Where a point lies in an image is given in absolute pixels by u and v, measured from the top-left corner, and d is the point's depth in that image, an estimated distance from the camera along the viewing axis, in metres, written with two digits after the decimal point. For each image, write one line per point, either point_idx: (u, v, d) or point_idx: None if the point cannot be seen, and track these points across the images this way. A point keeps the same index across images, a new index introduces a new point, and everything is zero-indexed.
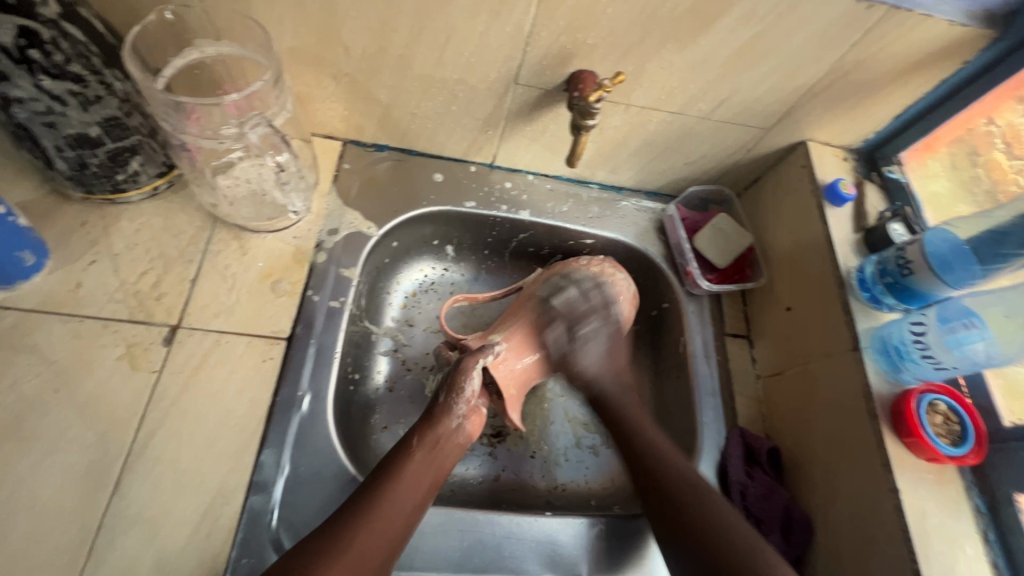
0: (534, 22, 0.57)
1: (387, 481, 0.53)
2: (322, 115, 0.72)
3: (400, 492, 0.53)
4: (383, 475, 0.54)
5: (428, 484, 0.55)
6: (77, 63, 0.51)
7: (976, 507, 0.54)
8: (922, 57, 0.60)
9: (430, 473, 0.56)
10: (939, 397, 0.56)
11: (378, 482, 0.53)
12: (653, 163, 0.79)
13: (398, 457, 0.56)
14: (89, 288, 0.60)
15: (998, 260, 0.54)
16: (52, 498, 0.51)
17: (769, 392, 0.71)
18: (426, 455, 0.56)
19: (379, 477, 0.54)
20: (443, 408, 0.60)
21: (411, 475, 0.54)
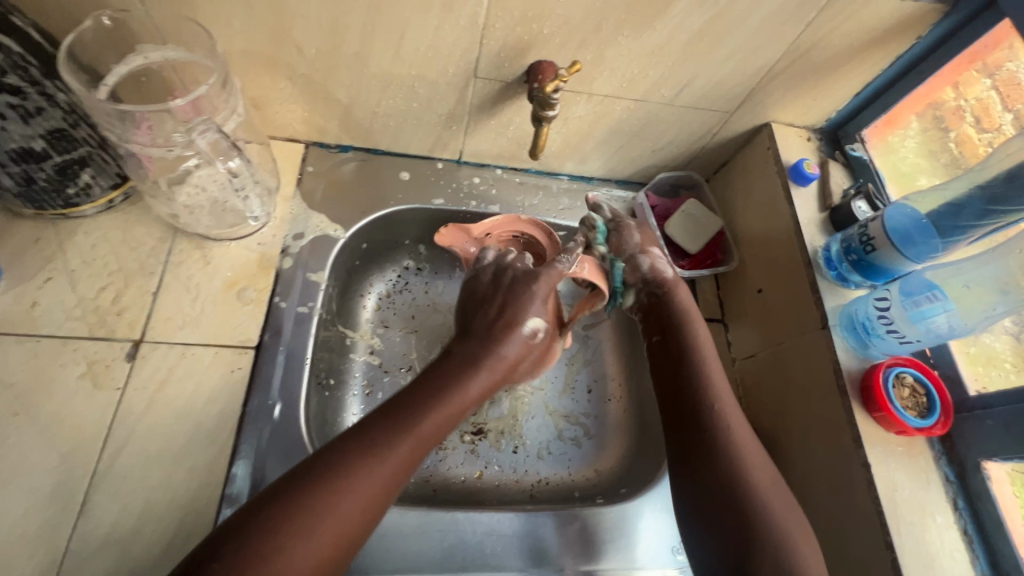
0: (488, 14, 0.56)
1: (405, 429, 0.48)
2: (281, 117, 0.70)
3: (412, 447, 0.48)
4: (402, 418, 0.49)
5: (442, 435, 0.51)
6: (14, 75, 0.49)
7: (945, 477, 0.55)
8: (877, 34, 0.60)
9: (448, 424, 0.51)
10: (906, 370, 0.57)
11: (391, 431, 0.48)
12: (621, 151, 0.78)
13: (429, 400, 0.51)
14: (45, 307, 0.59)
15: (956, 232, 0.55)
16: (17, 523, 0.50)
17: (745, 374, 0.72)
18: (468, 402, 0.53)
19: (396, 419, 0.48)
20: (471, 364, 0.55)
21: (430, 427, 0.50)
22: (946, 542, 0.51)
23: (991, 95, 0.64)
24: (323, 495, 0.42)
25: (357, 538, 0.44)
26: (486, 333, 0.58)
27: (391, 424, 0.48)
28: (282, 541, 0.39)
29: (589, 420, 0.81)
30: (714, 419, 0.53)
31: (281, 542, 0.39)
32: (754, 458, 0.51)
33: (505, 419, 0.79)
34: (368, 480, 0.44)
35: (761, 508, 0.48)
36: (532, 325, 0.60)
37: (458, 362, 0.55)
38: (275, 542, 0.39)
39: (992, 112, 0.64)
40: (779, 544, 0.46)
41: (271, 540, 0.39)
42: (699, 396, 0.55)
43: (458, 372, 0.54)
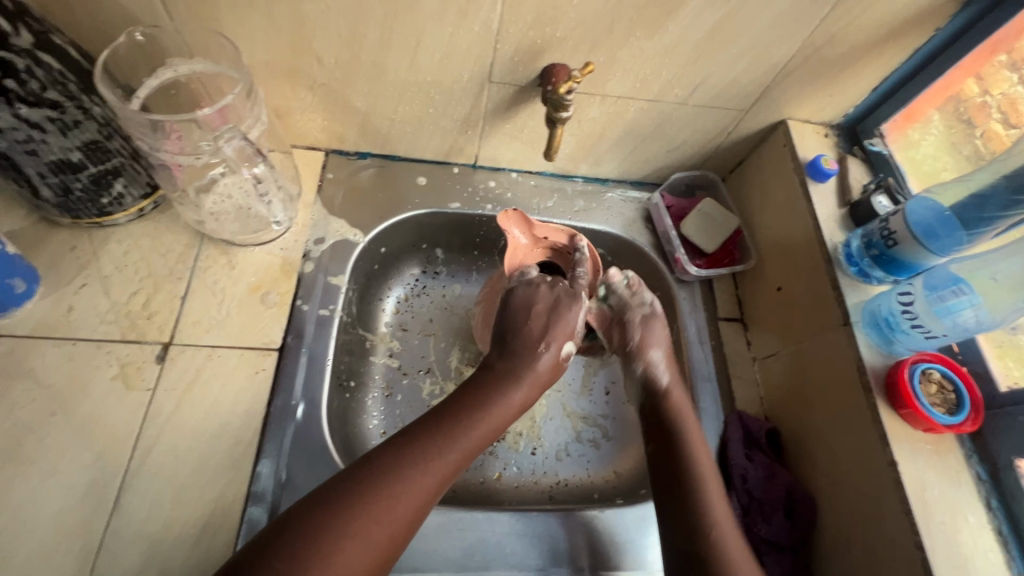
0: (501, 19, 0.58)
1: (455, 436, 0.50)
2: (302, 126, 0.73)
3: (459, 456, 0.50)
4: (452, 425, 0.51)
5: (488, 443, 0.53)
6: (53, 90, 0.51)
7: (977, 475, 0.53)
8: (893, 27, 0.60)
9: (493, 432, 0.54)
10: (932, 366, 0.55)
11: (445, 437, 0.50)
12: (636, 152, 0.79)
13: (474, 414, 0.53)
14: (80, 311, 0.61)
15: (981, 224, 0.54)
16: (54, 519, 0.52)
17: (766, 373, 0.71)
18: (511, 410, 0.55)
19: (448, 425, 0.51)
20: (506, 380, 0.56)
21: (473, 438, 0.52)
22: (979, 542, 0.50)
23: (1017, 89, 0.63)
24: (372, 495, 0.44)
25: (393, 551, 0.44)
26: (526, 342, 0.59)
27: (443, 431, 0.50)
28: (338, 536, 0.41)
29: (607, 422, 0.81)
30: (687, 479, 0.55)
31: (337, 536, 0.41)
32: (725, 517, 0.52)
33: (523, 420, 0.79)
34: (421, 483, 0.47)
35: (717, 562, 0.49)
36: (567, 348, 0.60)
37: (504, 372, 0.57)
38: (329, 532, 0.41)
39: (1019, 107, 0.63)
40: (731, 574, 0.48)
41: (325, 529, 0.41)
42: (687, 459, 0.56)
43: (500, 381, 0.56)
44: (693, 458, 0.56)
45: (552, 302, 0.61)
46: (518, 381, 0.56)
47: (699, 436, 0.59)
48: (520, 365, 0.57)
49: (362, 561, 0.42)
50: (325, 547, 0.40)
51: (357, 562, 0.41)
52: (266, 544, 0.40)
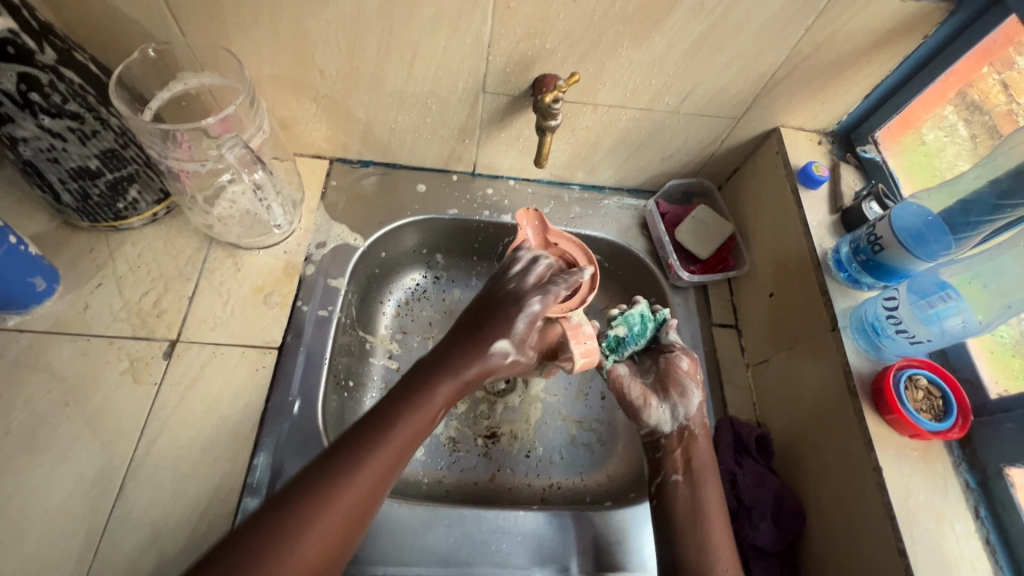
0: (492, 32, 0.60)
1: (380, 439, 0.50)
2: (307, 136, 0.76)
3: (385, 457, 0.49)
4: (387, 418, 0.51)
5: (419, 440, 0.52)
6: (74, 102, 0.55)
7: (965, 483, 0.52)
8: (881, 35, 0.60)
9: (423, 429, 0.53)
10: (920, 372, 0.55)
11: (369, 442, 0.49)
12: (630, 160, 0.80)
13: (411, 401, 0.53)
14: (95, 309, 0.65)
15: (968, 228, 0.55)
16: (62, 503, 0.55)
17: (758, 379, 0.71)
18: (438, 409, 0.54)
19: (383, 421, 0.51)
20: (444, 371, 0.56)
21: (413, 426, 0.52)
22: (965, 551, 0.49)
23: None
24: (300, 516, 0.44)
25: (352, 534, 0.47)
26: (464, 344, 0.58)
27: (383, 420, 0.51)
28: (272, 553, 0.42)
29: (601, 427, 0.81)
30: (693, 530, 0.57)
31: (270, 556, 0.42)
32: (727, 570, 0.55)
33: (518, 423, 0.80)
34: (348, 492, 0.46)
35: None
36: (500, 346, 0.58)
37: (432, 370, 0.56)
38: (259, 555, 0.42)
39: None
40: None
41: (257, 553, 0.42)
42: (700, 513, 0.58)
43: (427, 381, 0.55)
44: (705, 512, 0.58)
45: (495, 312, 0.60)
46: (443, 381, 0.55)
47: (716, 486, 0.60)
48: (449, 366, 0.56)
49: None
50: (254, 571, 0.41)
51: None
52: (216, 549, 0.42)
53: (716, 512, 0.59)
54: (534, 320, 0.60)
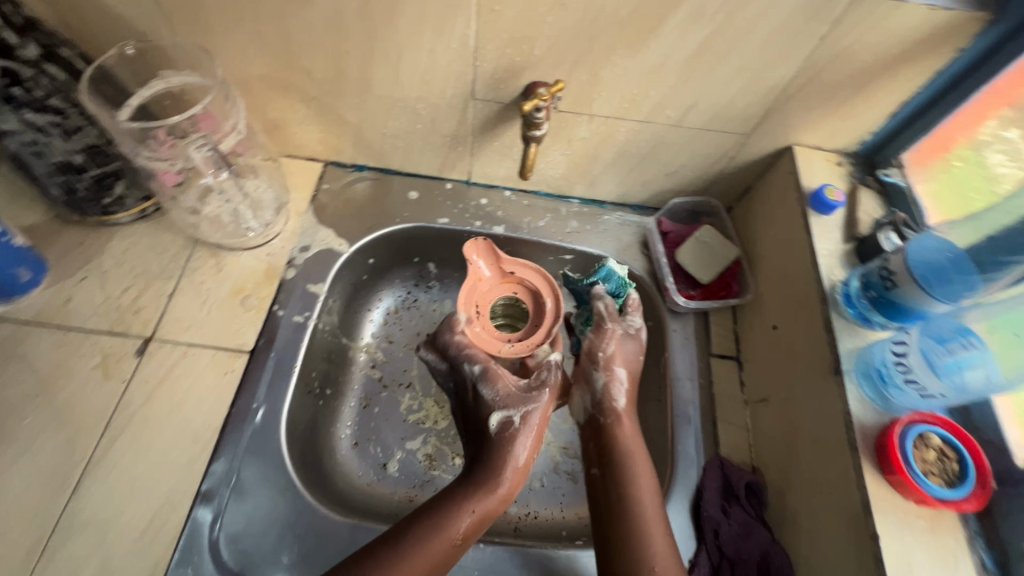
0: (478, 36, 0.57)
1: (396, 557, 0.51)
2: (299, 138, 0.75)
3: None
4: (461, 494, 0.57)
5: (445, 558, 0.53)
6: (56, 97, 0.55)
7: (982, 563, 0.45)
8: (906, 47, 0.54)
9: (450, 548, 0.54)
10: (933, 430, 0.48)
11: (381, 562, 0.50)
12: (632, 175, 0.76)
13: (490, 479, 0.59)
14: (77, 302, 0.66)
15: (998, 268, 0.47)
16: (17, 496, 0.55)
17: (757, 419, 0.65)
18: (465, 530, 0.55)
19: (459, 495, 0.57)
20: (506, 441, 0.61)
21: (491, 502, 0.58)
22: None
23: None
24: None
25: None
26: (486, 453, 0.61)
27: (460, 496, 0.57)
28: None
29: None
30: (625, 530, 0.54)
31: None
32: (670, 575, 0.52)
33: None
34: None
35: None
36: (495, 419, 0.63)
37: (460, 489, 0.58)
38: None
39: None
40: None
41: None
42: (636, 530, 0.54)
43: (454, 500, 0.57)
44: (637, 510, 0.55)
45: (475, 396, 0.65)
46: (466, 501, 0.56)
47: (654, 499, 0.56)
48: (472, 485, 0.58)
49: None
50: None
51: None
52: None
53: (654, 518, 0.55)
54: (493, 374, 0.65)
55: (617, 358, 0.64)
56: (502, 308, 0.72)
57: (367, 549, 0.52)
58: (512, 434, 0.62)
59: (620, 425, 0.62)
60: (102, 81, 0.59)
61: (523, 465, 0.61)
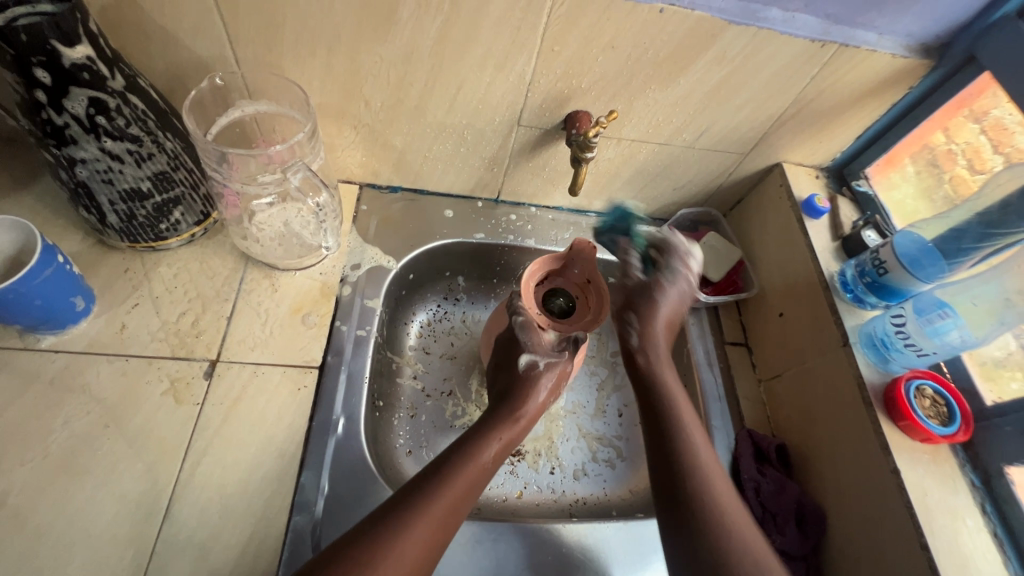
0: (534, 72, 0.65)
1: (439, 486, 0.55)
2: (342, 162, 0.79)
3: (449, 503, 0.54)
4: (489, 426, 0.63)
5: (477, 485, 0.58)
6: (135, 126, 0.57)
7: (972, 482, 0.59)
8: (873, 85, 0.68)
9: (480, 477, 0.59)
10: (926, 383, 0.62)
11: (427, 492, 0.54)
12: (645, 190, 0.86)
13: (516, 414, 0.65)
14: (133, 329, 0.65)
15: (960, 254, 0.62)
16: (107, 527, 0.54)
17: (772, 394, 0.76)
18: (492, 458, 0.60)
19: (484, 428, 0.63)
20: (532, 382, 0.67)
21: (513, 433, 0.64)
22: (977, 543, 0.55)
23: (981, 140, 0.72)
24: (374, 557, 0.48)
25: (456, 523, 0.55)
26: (515, 390, 0.67)
27: (487, 428, 0.63)
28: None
29: (621, 442, 0.84)
30: (697, 481, 0.58)
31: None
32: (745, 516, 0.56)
33: (540, 440, 0.82)
34: (408, 540, 0.50)
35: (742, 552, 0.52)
36: (524, 360, 0.68)
37: (486, 425, 0.63)
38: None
39: (983, 156, 0.73)
40: (733, 538, 0.53)
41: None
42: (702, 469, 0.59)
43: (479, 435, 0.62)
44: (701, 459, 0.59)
45: (512, 337, 0.70)
46: (496, 432, 0.62)
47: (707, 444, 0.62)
48: (496, 421, 0.64)
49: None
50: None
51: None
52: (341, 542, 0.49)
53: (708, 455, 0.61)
54: (529, 324, 0.69)
55: (659, 318, 0.72)
56: (555, 307, 0.74)
57: (411, 485, 0.55)
58: (541, 374, 0.68)
59: (668, 387, 0.67)
60: (198, 106, 0.63)
61: (543, 405, 0.67)
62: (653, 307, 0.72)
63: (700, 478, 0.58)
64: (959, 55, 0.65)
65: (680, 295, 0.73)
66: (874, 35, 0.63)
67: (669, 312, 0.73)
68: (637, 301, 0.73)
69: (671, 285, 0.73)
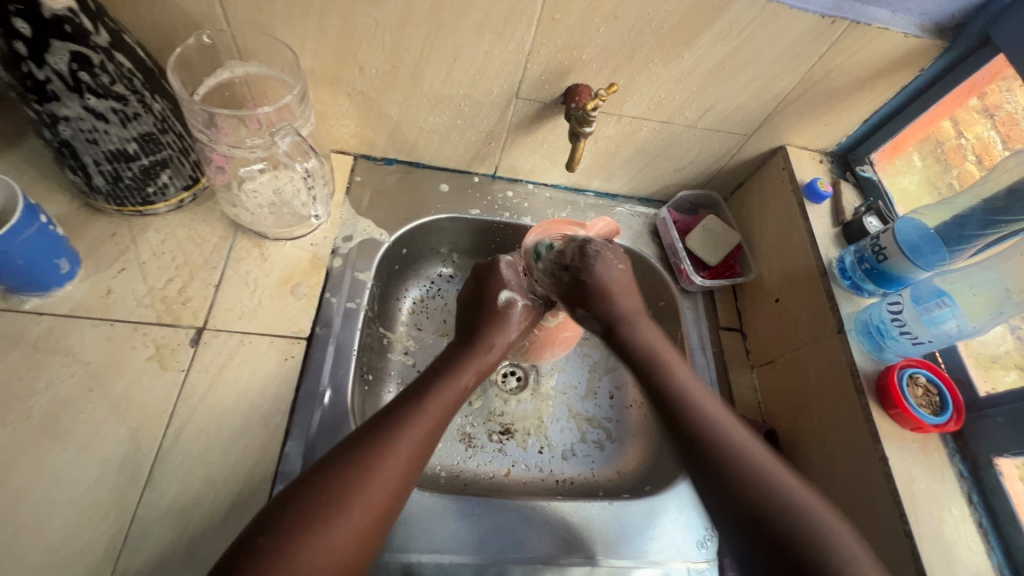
0: (534, 41, 0.63)
1: (417, 411, 0.56)
2: (336, 131, 0.77)
3: (428, 425, 0.55)
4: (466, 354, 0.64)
5: (452, 411, 0.59)
6: (120, 84, 0.55)
7: (960, 473, 0.59)
8: (883, 66, 0.66)
9: (459, 399, 0.60)
10: (919, 371, 0.62)
11: (412, 410, 0.56)
12: (645, 170, 0.84)
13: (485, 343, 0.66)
14: (119, 295, 0.64)
15: (961, 241, 0.62)
16: (88, 489, 0.54)
17: (764, 380, 0.75)
18: (471, 382, 0.62)
19: (460, 356, 0.64)
20: (500, 315, 0.67)
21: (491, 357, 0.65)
22: (961, 532, 0.55)
23: (991, 136, 0.70)
24: (362, 470, 0.49)
25: (435, 440, 0.56)
26: (487, 320, 0.67)
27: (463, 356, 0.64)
28: (326, 517, 0.46)
29: (611, 424, 0.83)
30: (694, 428, 0.56)
31: (328, 515, 0.46)
32: (786, 479, 0.51)
33: (530, 418, 0.81)
34: (392, 458, 0.51)
35: (770, 498, 0.50)
36: (505, 296, 0.69)
37: (462, 352, 0.65)
38: (333, 503, 0.47)
39: (991, 153, 0.70)
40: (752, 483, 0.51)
41: (314, 515, 0.46)
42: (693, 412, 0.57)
43: (456, 360, 0.63)
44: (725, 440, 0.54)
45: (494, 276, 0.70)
46: (474, 360, 0.63)
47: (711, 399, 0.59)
48: (471, 350, 0.65)
49: (362, 521, 0.48)
50: (326, 520, 0.46)
51: (359, 523, 0.48)
52: (323, 465, 0.50)
53: (709, 404, 0.58)
54: (514, 268, 0.72)
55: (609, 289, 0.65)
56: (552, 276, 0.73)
57: (392, 404, 0.56)
58: (517, 312, 0.69)
59: (665, 370, 0.61)
60: (181, 66, 0.60)
61: (512, 342, 0.68)
62: (605, 289, 0.65)
63: (716, 450, 0.54)
64: (974, 36, 0.62)
65: (623, 273, 0.67)
66: (887, 12, 0.61)
67: (618, 282, 0.67)
68: (582, 288, 0.65)
69: (612, 262, 0.67)
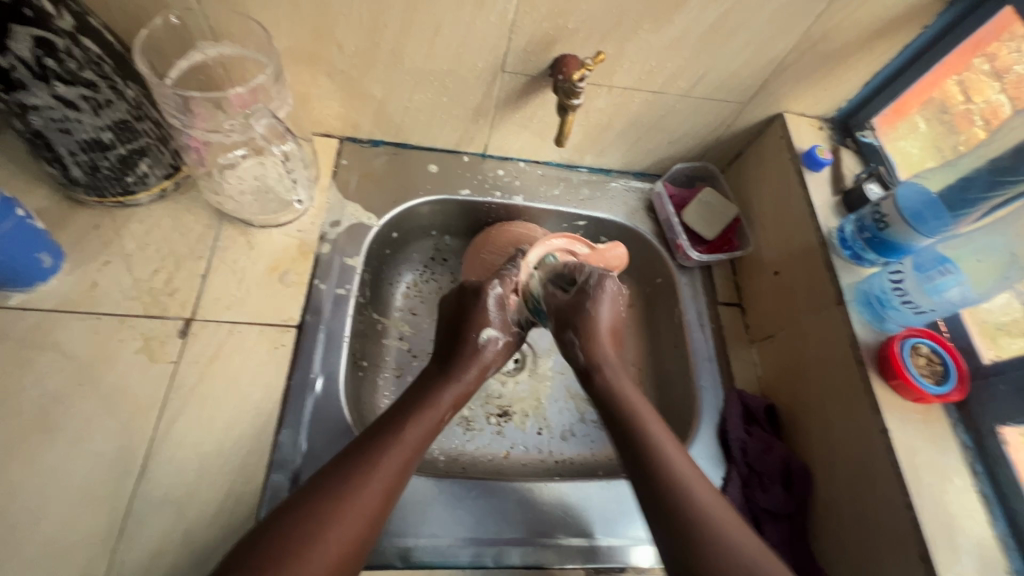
0: (516, 10, 0.60)
1: (392, 440, 0.52)
2: (319, 113, 0.75)
3: (405, 453, 0.52)
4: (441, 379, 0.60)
5: (428, 442, 0.55)
6: (89, 70, 0.53)
7: (963, 442, 0.58)
8: (884, 23, 0.63)
9: (435, 429, 0.56)
10: (922, 341, 0.60)
11: (390, 441, 0.52)
12: (639, 144, 0.82)
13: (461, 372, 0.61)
14: (104, 288, 0.63)
15: (966, 206, 0.59)
16: (82, 482, 0.54)
17: (764, 355, 0.74)
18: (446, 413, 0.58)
19: (434, 380, 0.60)
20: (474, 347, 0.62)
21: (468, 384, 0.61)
22: (964, 502, 0.54)
23: (1000, 99, 0.67)
24: (334, 501, 0.47)
25: (409, 472, 0.53)
26: (458, 348, 0.62)
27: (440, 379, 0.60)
28: (299, 552, 0.43)
29: None
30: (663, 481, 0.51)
31: (300, 550, 0.43)
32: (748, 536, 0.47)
33: (528, 400, 0.81)
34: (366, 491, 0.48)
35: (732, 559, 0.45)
36: (488, 335, 0.63)
37: (436, 377, 0.60)
38: (304, 539, 0.44)
39: (1000, 116, 0.67)
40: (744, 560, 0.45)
41: (284, 554, 0.42)
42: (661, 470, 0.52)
43: (431, 387, 0.59)
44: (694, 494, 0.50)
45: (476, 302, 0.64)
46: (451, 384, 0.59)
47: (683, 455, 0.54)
48: (445, 376, 0.60)
49: (334, 555, 0.44)
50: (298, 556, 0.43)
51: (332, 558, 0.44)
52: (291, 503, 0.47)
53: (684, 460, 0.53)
54: (503, 300, 0.65)
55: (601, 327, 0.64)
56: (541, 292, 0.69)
57: (368, 434, 0.53)
58: (495, 348, 0.64)
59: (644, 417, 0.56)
60: (149, 49, 0.59)
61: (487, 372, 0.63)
62: (591, 329, 0.63)
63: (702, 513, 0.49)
64: None
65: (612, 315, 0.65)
66: None
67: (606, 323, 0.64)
68: (567, 316, 0.64)
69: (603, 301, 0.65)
